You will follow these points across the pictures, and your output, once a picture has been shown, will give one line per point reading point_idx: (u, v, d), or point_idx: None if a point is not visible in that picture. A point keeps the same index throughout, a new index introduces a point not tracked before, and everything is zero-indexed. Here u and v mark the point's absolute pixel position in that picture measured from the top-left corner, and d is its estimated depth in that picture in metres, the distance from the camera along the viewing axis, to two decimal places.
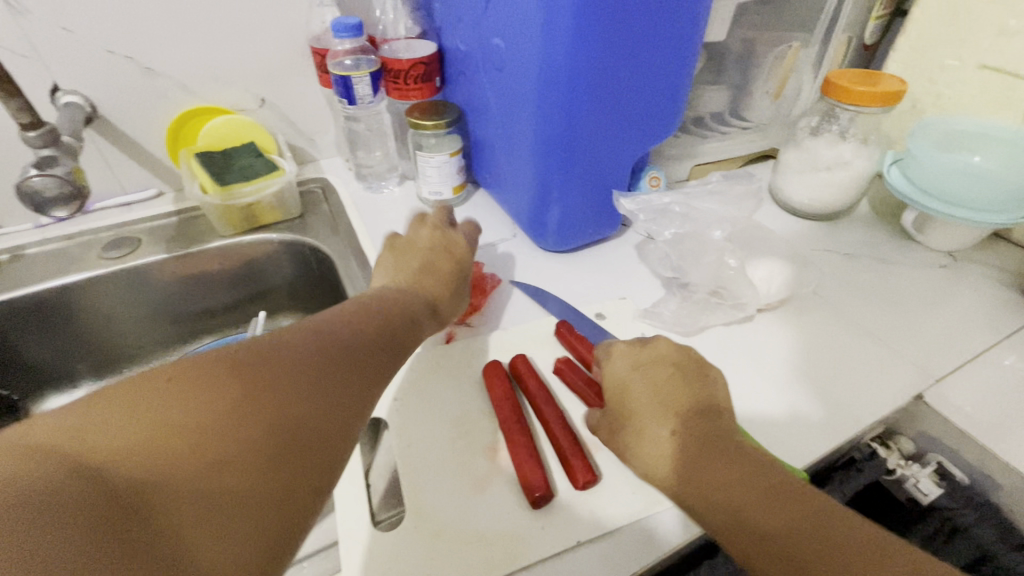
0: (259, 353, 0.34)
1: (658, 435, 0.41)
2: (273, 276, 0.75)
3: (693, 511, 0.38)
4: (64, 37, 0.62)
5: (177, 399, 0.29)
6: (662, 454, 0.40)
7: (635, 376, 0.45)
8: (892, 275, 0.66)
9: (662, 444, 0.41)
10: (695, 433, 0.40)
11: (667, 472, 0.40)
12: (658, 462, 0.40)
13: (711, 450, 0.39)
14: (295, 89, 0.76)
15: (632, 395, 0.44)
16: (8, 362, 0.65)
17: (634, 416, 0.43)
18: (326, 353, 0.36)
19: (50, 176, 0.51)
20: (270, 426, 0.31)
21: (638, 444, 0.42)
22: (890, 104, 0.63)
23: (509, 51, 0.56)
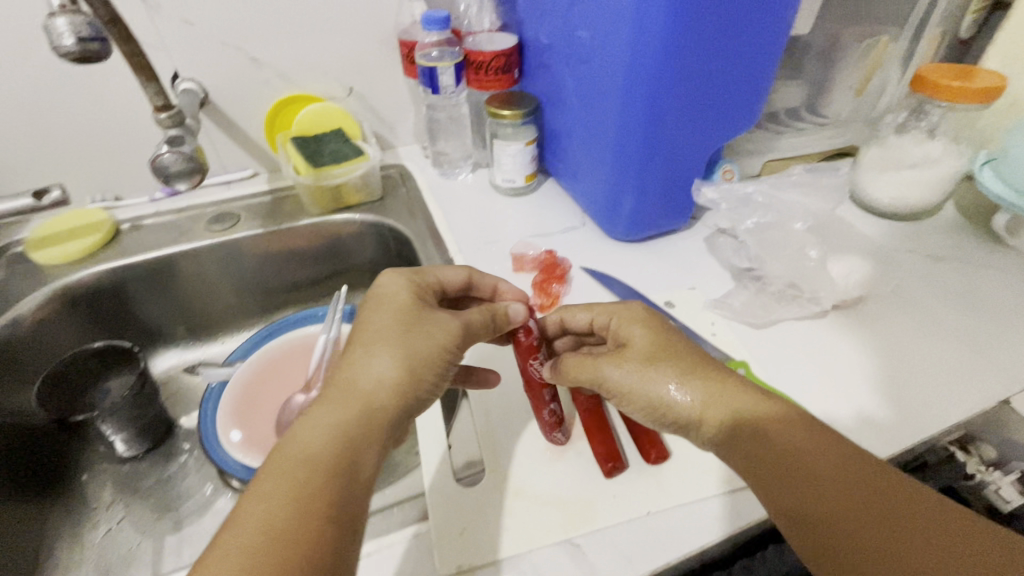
0: (256, 496, 0.34)
1: (680, 371, 0.42)
2: (354, 254, 0.80)
3: (765, 483, 0.37)
4: (186, 29, 0.69)
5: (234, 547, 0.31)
6: (662, 395, 0.41)
7: (648, 324, 0.46)
8: (979, 278, 0.64)
9: (667, 389, 0.41)
10: (745, 419, 0.39)
11: (664, 407, 0.41)
12: (654, 401, 0.42)
13: (790, 430, 0.38)
14: (380, 79, 0.81)
15: (652, 343, 0.44)
16: (126, 317, 0.74)
17: (663, 354, 0.43)
18: (322, 449, 0.36)
19: (178, 153, 0.57)
20: (292, 553, 0.31)
21: (644, 376, 0.42)
22: (987, 100, 0.61)
23: (594, 43, 0.58)
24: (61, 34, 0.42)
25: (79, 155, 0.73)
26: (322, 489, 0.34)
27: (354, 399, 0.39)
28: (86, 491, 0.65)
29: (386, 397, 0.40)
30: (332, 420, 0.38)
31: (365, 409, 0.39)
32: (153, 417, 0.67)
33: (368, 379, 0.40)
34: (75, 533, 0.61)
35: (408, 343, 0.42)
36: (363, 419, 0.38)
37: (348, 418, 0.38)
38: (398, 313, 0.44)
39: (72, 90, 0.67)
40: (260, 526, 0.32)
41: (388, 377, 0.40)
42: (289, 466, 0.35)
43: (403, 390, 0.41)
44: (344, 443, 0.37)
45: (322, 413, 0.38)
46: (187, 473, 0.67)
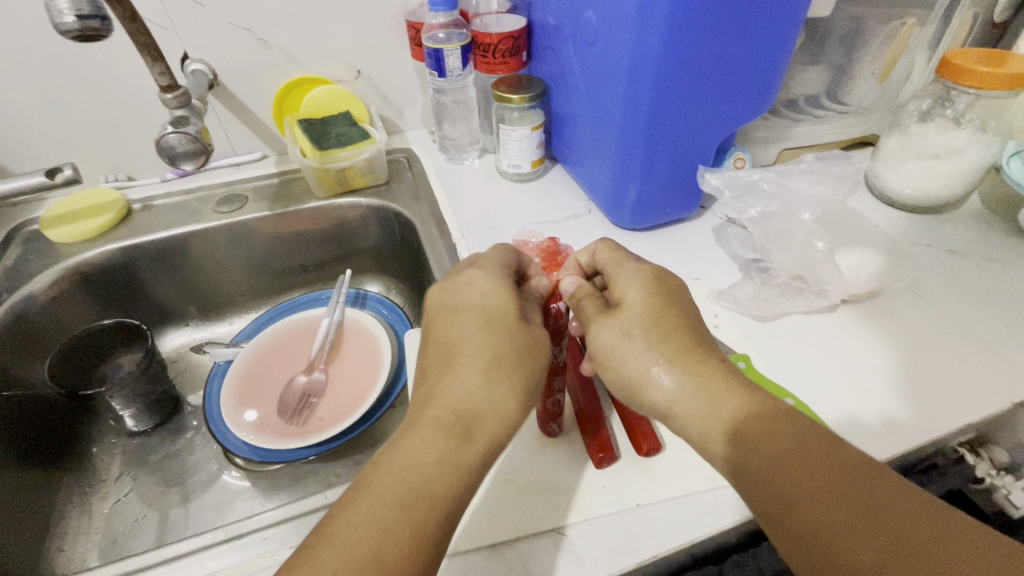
0: (358, 515, 0.33)
1: (668, 347, 0.40)
2: (359, 238, 0.80)
3: (773, 498, 0.34)
4: (195, 9, 0.69)
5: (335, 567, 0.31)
6: (643, 362, 0.40)
7: (647, 286, 0.44)
8: (1002, 276, 0.61)
9: (649, 356, 0.40)
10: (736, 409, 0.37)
11: (645, 372, 0.40)
12: (634, 366, 0.41)
13: (776, 432, 0.35)
14: (388, 62, 0.80)
15: (646, 307, 0.42)
16: (136, 296, 0.75)
17: (655, 319, 0.42)
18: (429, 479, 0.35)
19: (183, 133, 0.57)
20: None
21: (631, 349, 0.41)
22: (1018, 87, 0.57)
23: (601, 25, 0.56)
24: (61, 12, 0.43)
25: (92, 134, 0.74)
26: (432, 528, 0.33)
27: (466, 426, 0.37)
28: (97, 464, 0.67)
29: (498, 429, 0.38)
30: (446, 448, 0.36)
31: (485, 443, 0.37)
32: (160, 394, 0.69)
33: (484, 408, 0.38)
34: (85, 505, 0.63)
35: (525, 372, 0.40)
36: (480, 451, 0.36)
37: (464, 451, 0.36)
38: (509, 330, 0.41)
39: (84, 69, 0.68)
40: (361, 551, 0.32)
41: (497, 402, 0.38)
42: (395, 493, 0.34)
43: (517, 423, 0.39)
44: (459, 476, 0.35)
45: (433, 441, 0.36)
46: (193, 449, 0.69)
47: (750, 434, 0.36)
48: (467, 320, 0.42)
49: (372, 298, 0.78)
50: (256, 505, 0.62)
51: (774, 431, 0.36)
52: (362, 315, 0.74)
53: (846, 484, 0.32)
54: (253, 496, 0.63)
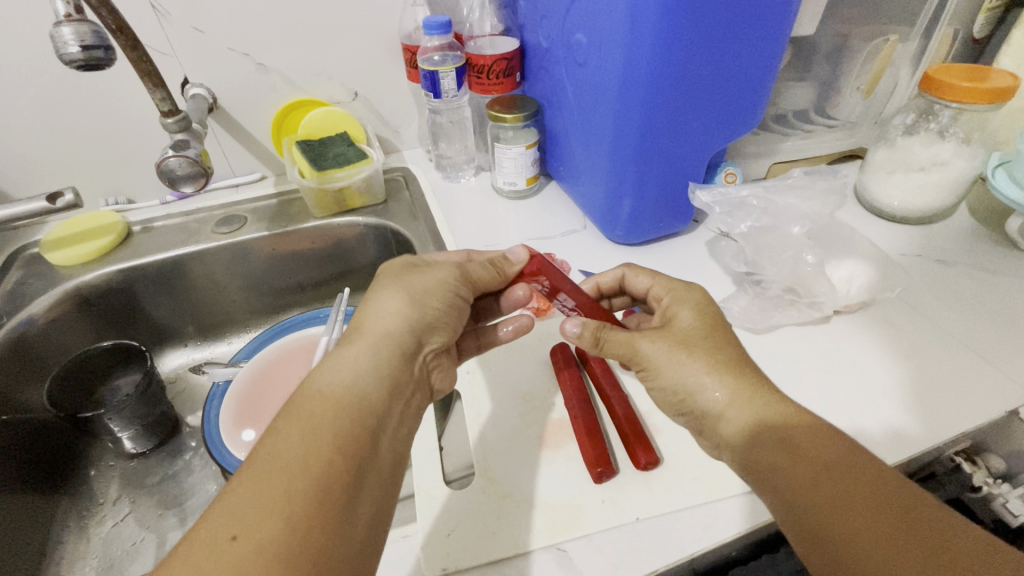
0: (273, 438, 0.34)
1: (686, 372, 0.41)
2: (358, 256, 0.81)
3: (776, 488, 0.36)
4: (196, 36, 0.70)
5: (259, 482, 0.31)
6: (677, 369, 0.42)
7: (697, 319, 0.44)
8: (991, 284, 0.62)
9: (687, 364, 0.42)
10: (771, 422, 0.38)
11: (679, 379, 0.42)
12: (668, 371, 0.42)
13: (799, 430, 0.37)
14: (384, 83, 0.82)
15: (698, 327, 0.44)
16: (136, 318, 0.75)
17: (699, 343, 0.43)
18: (338, 387, 0.37)
19: (183, 157, 0.58)
20: (315, 481, 0.32)
21: (676, 361, 0.42)
22: (999, 102, 0.59)
23: (592, 47, 0.58)
24: (67, 43, 0.44)
25: (92, 158, 0.75)
26: (348, 422, 0.35)
27: (368, 336, 0.40)
28: (95, 487, 0.66)
29: (398, 331, 0.41)
30: (346, 356, 0.39)
31: (380, 343, 0.40)
32: (159, 415, 0.69)
33: (374, 317, 0.42)
34: (82, 529, 0.63)
35: (410, 284, 0.44)
36: (376, 347, 0.40)
37: (362, 351, 0.39)
38: (403, 268, 0.46)
39: (87, 96, 0.70)
40: (274, 458, 0.32)
41: (396, 307, 0.42)
42: (310, 403, 0.35)
43: (413, 319, 0.42)
44: (364, 373, 0.38)
45: (335, 357, 0.39)
46: (191, 471, 0.68)
47: (793, 449, 0.36)
48: None
49: None
50: None
51: (805, 451, 0.36)
52: None
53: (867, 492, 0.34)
54: None
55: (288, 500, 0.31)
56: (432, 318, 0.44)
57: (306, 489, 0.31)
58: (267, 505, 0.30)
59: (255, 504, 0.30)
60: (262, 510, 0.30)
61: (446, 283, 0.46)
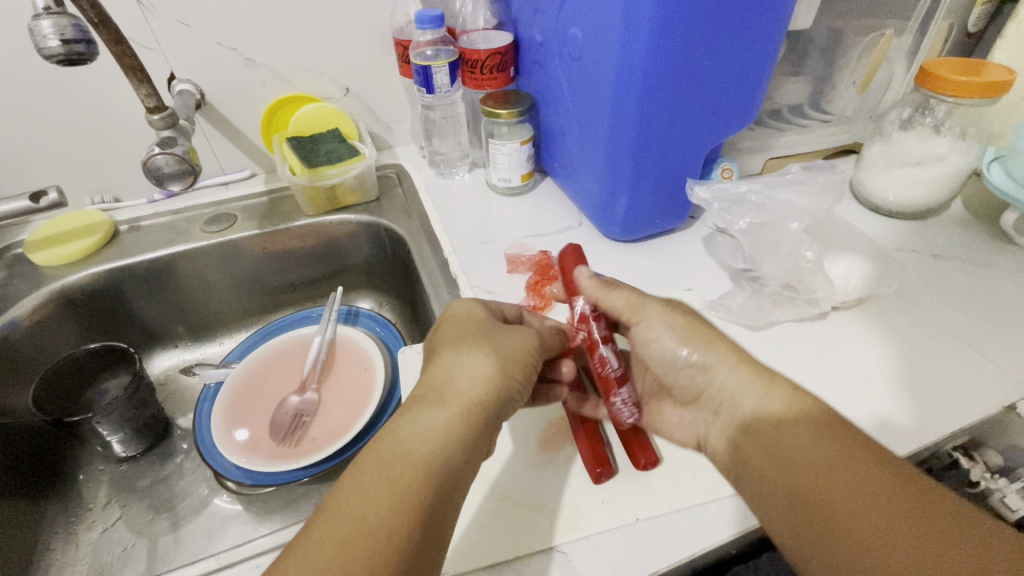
0: (352, 499, 0.33)
1: (668, 325, 0.47)
2: (351, 254, 0.80)
3: (772, 453, 0.39)
4: (182, 30, 0.69)
5: (335, 547, 0.31)
6: (670, 326, 0.47)
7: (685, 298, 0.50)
8: (986, 278, 0.62)
9: (674, 323, 0.47)
10: (760, 375, 0.43)
11: (671, 330, 0.46)
12: (665, 327, 0.47)
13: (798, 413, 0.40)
14: (376, 79, 0.81)
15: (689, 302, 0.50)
16: (124, 319, 0.74)
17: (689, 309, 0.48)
18: (419, 453, 0.35)
19: (170, 154, 0.56)
20: (388, 555, 0.32)
21: (671, 318, 0.47)
22: (995, 96, 0.59)
23: (586, 40, 0.57)
24: (45, 36, 0.42)
25: (77, 155, 0.73)
26: (424, 494, 0.34)
27: (454, 399, 0.38)
28: (84, 492, 0.65)
29: (485, 398, 0.39)
30: (429, 415, 0.37)
31: (462, 407, 0.38)
32: (149, 418, 0.67)
33: (460, 376, 0.39)
34: (71, 535, 0.62)
35: (499, 346, 0.42)
36: (459, 412, 0.38)
37: (444, 412, 0.37)
38: (493, 327, 0.44)
39: (70, 91, 0.68)
40: (352, 521, 0.32)
41: (482, 368, 0.40)
42: (390, 466, 0.35)
43: (497, 383, 0.40)
44: (445, 441, 0.36)
45: (421, 415, 0.37)
46: (182, 474, 0.67)
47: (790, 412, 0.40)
48: (439, 329, 0.45)
49: (364, 315, 0.76)
50: (249, 530, 0.61)
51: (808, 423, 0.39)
52: (354, 332, 0.73)
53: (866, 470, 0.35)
54: (246, 521, 0.62)
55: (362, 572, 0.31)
56: (511, 382, 0.41)
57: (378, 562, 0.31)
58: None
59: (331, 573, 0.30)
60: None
61: (525, 351, 0.44)
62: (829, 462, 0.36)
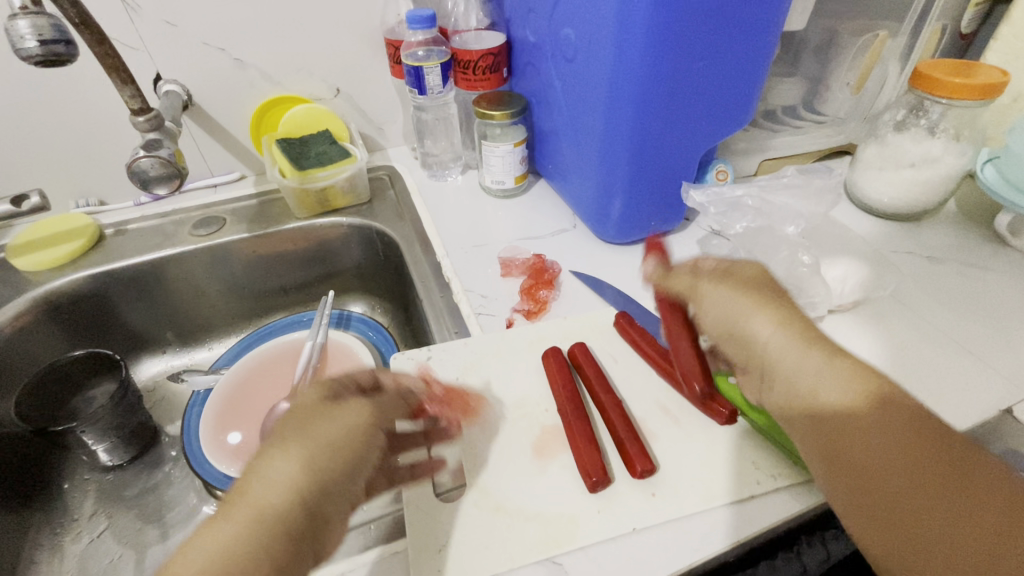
0: None
1: (727, 285, 0.44)
2: (343, 257, 0.79)
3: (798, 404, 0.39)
4: (168, 30, 0.67)
5: None
6: (728, 294, 0.44)
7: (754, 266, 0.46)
8: (980, 280, 0.62)
9: (733, 290, 0.44)
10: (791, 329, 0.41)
11: (733, 296, 0.43)
12: (722, 295, 0.44)
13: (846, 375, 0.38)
14: (367, 80, 0.80)
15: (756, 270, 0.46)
16: (110, 324, 0.73)
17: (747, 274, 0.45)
18: None
19: (155, 157, 0.55)
20: None
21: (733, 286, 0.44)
22: (989, 97, 0.59)
23: (580, 41, 0.56)
24: (23, 37, 0.41)
25: (60, 157, 0.72)
26: None
27: (243, 513, 0.32)
28: (69, 502, 0.64)
29: (284, 509, 0.33)
30: (214, 535, 0.32)
31: (252, 524, 0.32)
32: (135, 426, 0.66)
33: (259, 482, 0.34)
34: (56, 546, 0.60)
35: (314, 434, 0.36)
36: (247, 530, 0.32)
37: (229, 531, 0.32)
38: (323, 401, 0.38)
39: (53, 92, 0.66)
40: None
41: (290, 468, 0.34)
42: None
43: (306, 487, 0.34)
44: (224, 572, 0.30)
45: (205, 536, 0.32)
46: (170, 483, 0.66)
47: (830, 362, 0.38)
48: None
49: (356, 319, 0.75)
50: None
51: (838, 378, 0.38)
52: (345, 337, 0.72)
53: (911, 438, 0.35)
54: None
55: None
56: (328, 479, 0.35)
57: None
58: None
59: None
60: None
61: (352, 432, 0.37)
62: (880, 441, 0.35)
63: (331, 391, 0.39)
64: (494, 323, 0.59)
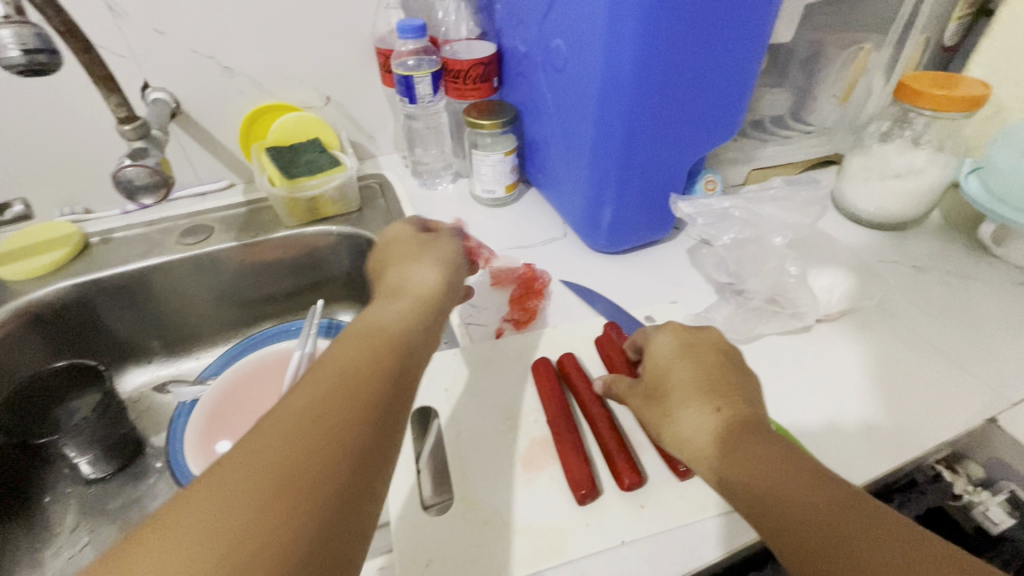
0: (245, 445, 0.29)
1: (694, 417, 0.40)
2: (332, 266, 0.78)
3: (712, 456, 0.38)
4: (156, 38, 0.67)
5: (221, 508, 0.26)
6: (696, 429, 0.40)
7: (672, 349, 0.45)
8: (964, 289, 0.63)
9: (697, 421, 0.40)
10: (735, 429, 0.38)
11: (701, 446, 0.39)
12: (691, 436, 0.40)
13: (755, 439, 0.37)
14: (358, 88, 0.79)
15: (671, 351, 0.45)
16: (95, 334, 0.72)
17: (674, 366, 0.44)
18: (323, 395, 0.32)
19: (142, 166, 0.54)
20: (285, 511, 0.27)
21: (686, 421, 0.41)
22: (972, 110, 0.60)
23: (570, 52, 0.57)
24: (5, 46, 0.41)
25: (45, 164, 0.71)
26: (338, 436, 0.30)
27: (364, 334, 0.38)
28: (50, 516, 0.62)
29: (400, 338, 0.38)
30: (341, 356, 0.36)
31: (374, 346, 0.37)
32: (119, 437, 0.65)
33: (377, 315, 0.41)
34: (36, 562, 0.59)
35: (412, 290, 0.44)
36: (367, 354, 0.36)
37: (353, 351, 0.36)
38: (413, 253, 0.49)
39: (37, 99, 0.66)
40: (237, 479, 0.27)
41: (399, 309, 0.42)
42: (292, 421, 0.30)
43: (414, 321, 0.41)
44: (368, 377, 0.34)
45: (325, 360, 0.35)
46: (155, 495, 0.65)
47: (745, 431, 0.38)
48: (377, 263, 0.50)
49: None
50: None
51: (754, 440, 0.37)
52: None
53: (827, 492, 0.33)
54: None
55: (243, 543, 0.25)
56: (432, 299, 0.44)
57: (284, 523, 0.26)
58: (216, 554, 0.25)
59: (197, 551, 0.25)
60: (206, 562, 0.24)
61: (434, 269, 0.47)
62: (800, 483, 0.34)
63: (405, 252, 0.49)
64: (484, 333, 0.59)
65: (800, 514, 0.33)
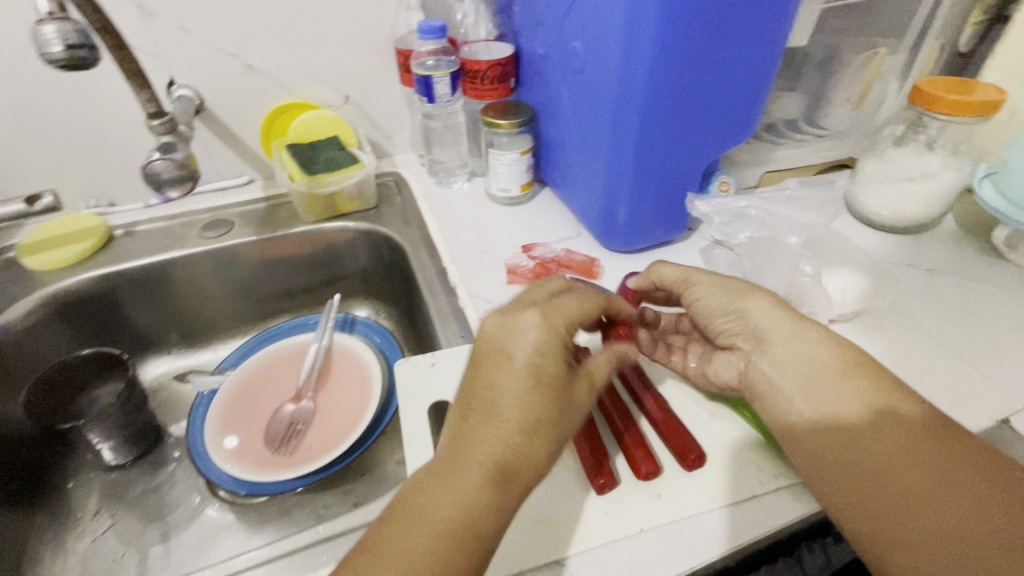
0: (427, 490, 0.36)
1: (765, 305, 0.48)
2: (349, 261, 0.80)
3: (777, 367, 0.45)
4: (183, 36, 0.69)
5: (409, 538, 0.34)
6: (765, 315, 0.47)
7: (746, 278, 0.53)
8: (978, 293, 0.63)
9: (766, 310, 0.47)
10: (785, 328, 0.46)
11: (765, 325, 0.47)
12: (759, 319, 0.47)
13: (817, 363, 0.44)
14: (376, 86, 0.81)
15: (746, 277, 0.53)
16: (118, 324, 0.73)
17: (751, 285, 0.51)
18: (486, 455, 0.37)
19: (170, 160, 0.56)
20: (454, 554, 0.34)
21: (757, 308, 0.48)
22: (986, 114, 0.60)
23: (588, 54, 0.58)
24: (49, 42, 0.42)
25: (72, 157, 0.72)
26: (495, 498, 0.36)
27: (506, 420, 0.38)
28: (73, 501, 0.64)
29: (554, 416, 0.39)
30: (507, 430, 0.37)
31: (523, 424, 0.37)
32: (139, 426, 0.66)
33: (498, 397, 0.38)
34: (59, 545, 0.60)
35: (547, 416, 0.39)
36: (525, 433, 0.37)
37: (509, 429, 0.37)
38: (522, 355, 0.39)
39: (68, 95, 0.68)
40: (422, 521, 0.35)
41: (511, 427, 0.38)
42: (473, 470, 0.36)
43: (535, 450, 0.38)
44: (523, 448, 0.37)
45: (494, 426, 0.38)
46: (174, 483, 0.66)
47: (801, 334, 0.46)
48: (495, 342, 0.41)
49: (361, 322, 0.77)
50: (241, 541, 0.60)
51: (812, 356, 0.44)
52: (350, 340, 0.72)
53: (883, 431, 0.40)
54: (238, 532, 0.61)
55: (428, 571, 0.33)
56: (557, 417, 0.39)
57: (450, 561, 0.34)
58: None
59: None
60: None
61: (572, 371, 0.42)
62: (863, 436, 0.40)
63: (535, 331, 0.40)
64: None
65: (896, 475, 0.38)
